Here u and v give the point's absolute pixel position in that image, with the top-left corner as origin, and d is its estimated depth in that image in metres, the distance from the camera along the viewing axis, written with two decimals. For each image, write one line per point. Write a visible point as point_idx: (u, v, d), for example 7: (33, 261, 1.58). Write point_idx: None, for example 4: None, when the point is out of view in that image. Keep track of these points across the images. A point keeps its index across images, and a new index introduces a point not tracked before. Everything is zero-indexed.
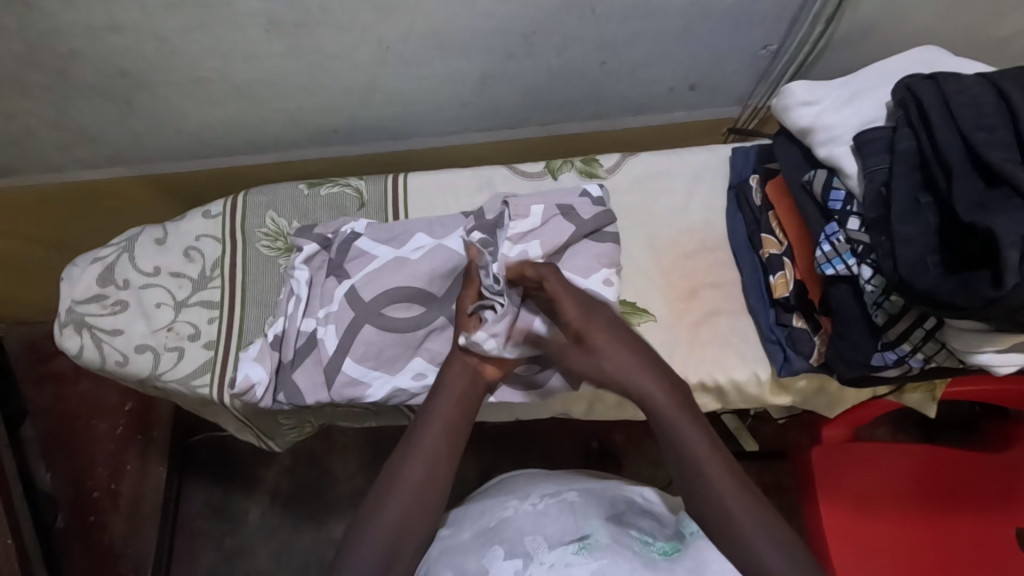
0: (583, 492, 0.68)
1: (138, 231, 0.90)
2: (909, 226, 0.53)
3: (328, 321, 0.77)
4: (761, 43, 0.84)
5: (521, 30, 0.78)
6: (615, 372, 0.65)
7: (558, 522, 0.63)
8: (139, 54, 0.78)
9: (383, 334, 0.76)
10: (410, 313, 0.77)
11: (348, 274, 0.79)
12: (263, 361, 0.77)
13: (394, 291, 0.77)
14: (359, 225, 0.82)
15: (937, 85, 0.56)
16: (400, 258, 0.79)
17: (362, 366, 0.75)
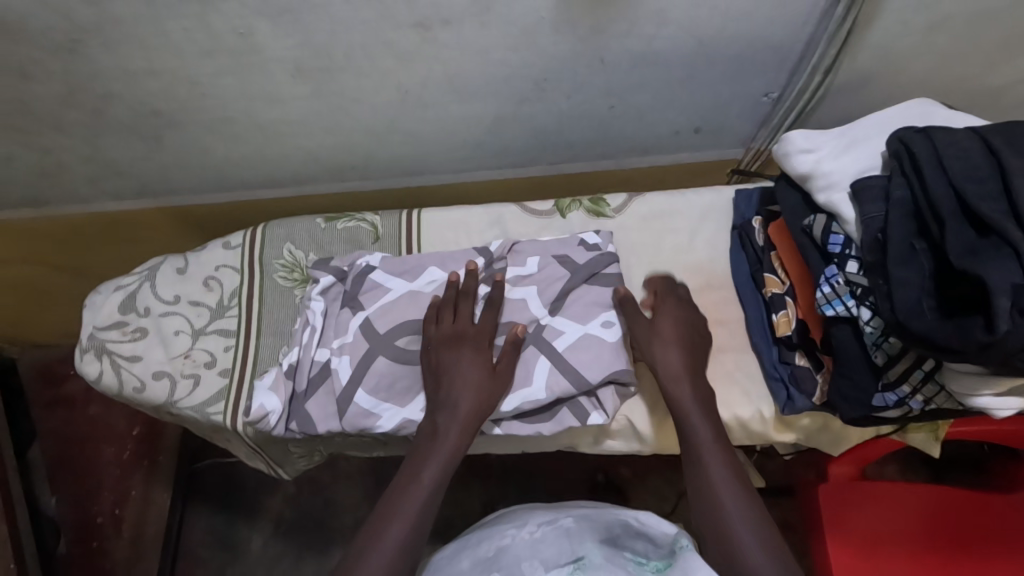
0: (579, 517, 0.69)
1: (159, 260, 0.93)
2: (905, 271, 0.55)
3: (342, 352, 0.79)
4: (762, 90, 0.88)
5: (532, 76, 0.82)
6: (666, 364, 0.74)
7: (555, 547, 0.64)
8: (171, 96, 0.82)
9: (395, 367, 0.78)
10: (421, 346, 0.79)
11: (362, 305, 0.82)
12: (278, 390, 0.80)
13: (407, 324, 0.80)
14: (374, 258, 0.85)
15: (928, 137, 0.58)
16: (413, 292, 0.82)
17: (373, 399, 0.77)
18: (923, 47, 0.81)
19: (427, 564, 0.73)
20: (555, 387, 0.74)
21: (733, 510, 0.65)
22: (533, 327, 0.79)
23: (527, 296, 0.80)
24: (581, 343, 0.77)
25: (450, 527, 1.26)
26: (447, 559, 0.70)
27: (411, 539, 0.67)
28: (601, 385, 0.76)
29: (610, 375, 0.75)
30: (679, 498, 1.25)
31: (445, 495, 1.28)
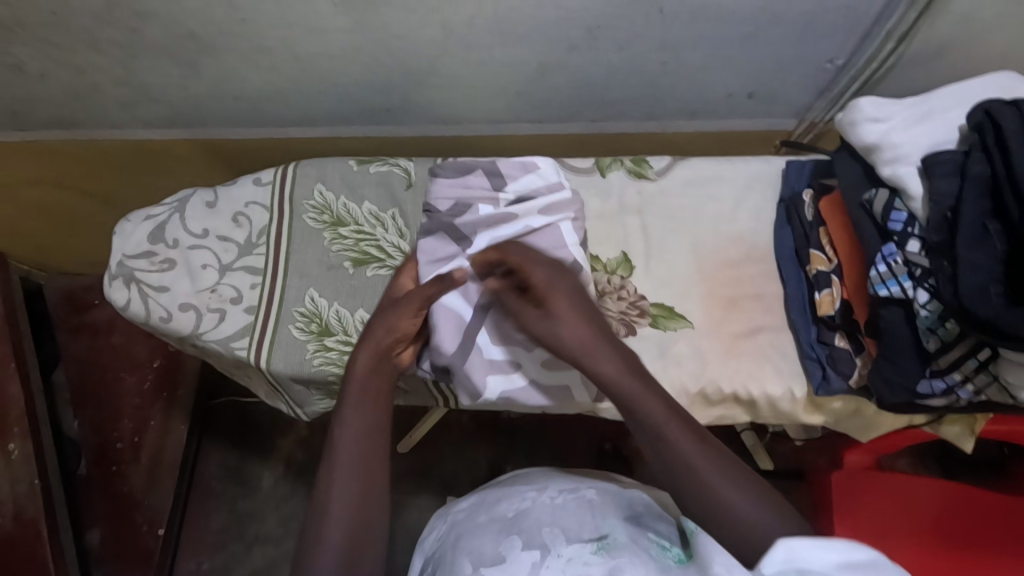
0: (601, 490, 0.68)
1: (190, 193, 0.92)
2: (974, 253, 0.52)
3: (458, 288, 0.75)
4: (827, 56, 0.83)
5: (586, 24, 0.78)
6: (573, 335, 0.67)
7: (576, 518, 0.63)
8: (210, 19, 0.79)
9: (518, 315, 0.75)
10: None
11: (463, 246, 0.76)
12: None
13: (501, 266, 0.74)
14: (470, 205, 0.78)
15: (1017, 111, 0.54)
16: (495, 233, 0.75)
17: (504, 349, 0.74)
18: (1011, 18, 0.75)
19: (441, 517, 0.73)
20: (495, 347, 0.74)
21: (708, 474, 0.59)
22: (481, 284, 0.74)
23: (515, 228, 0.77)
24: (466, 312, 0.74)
25: (456, 481, 1.28)
26: (465, 514, 0.70)
27: (363, 486, 0.63)
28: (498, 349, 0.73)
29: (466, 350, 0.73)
30: None
31: (454, 449, 1.30)
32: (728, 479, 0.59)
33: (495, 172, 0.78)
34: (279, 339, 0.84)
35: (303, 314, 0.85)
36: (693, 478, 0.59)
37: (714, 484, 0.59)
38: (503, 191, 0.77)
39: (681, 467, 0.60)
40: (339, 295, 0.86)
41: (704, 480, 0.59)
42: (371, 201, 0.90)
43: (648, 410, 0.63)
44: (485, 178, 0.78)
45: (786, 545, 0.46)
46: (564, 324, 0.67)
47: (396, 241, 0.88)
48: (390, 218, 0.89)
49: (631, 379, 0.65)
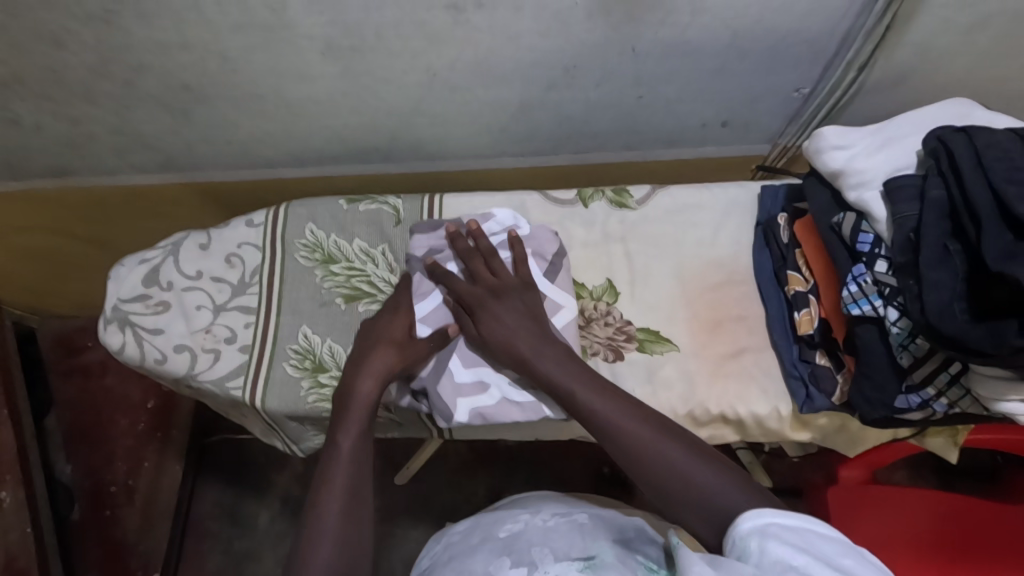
0: (593, 515, 0.69)
1: (183, 235, 0.94)
2: (937, 272, 0.54)
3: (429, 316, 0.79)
4: (794, 86, 0.87)
5: (562, 63, 0.82)
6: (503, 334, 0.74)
7: (566, 539, 0.64)
8: (202, 70, 0.83)
9: None
10: None
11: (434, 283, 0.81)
12: None
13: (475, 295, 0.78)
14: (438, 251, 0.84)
15: (968, 137, 0.57)
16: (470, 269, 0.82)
17: (475, 371, 0.77)
18: (962, 47, 0.79)
19: (436, 541, 0.74)
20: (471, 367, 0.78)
21: (689, 474, 0.62)
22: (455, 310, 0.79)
23: None
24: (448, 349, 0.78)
25: (454, 512, 1.27)
26: (460, 537, 0.71)
27: (349, 513, 0.67)
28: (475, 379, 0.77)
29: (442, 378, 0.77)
30: None
31: (452, 479, 1.30)
32: (716, 478, 0.61)
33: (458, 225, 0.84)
34: (273, 377, 0.85)
35: (296, 352, 0.86)
36: (670, 481, 0.62)
37: (698, 480, 0.61)
38: None
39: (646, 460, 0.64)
40: (331, 331, 0.87)
41: (686, 483, 0.61)
42: (361, 238, 0.92)
43: (614, 421, 0.67)
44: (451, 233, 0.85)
45: (747, 516, 0.53)
46: (507, 329, 0.75)
47: (386, 277, 0.90)
48: (381, 254, 0.91)
49: (581, 387, 0.70)
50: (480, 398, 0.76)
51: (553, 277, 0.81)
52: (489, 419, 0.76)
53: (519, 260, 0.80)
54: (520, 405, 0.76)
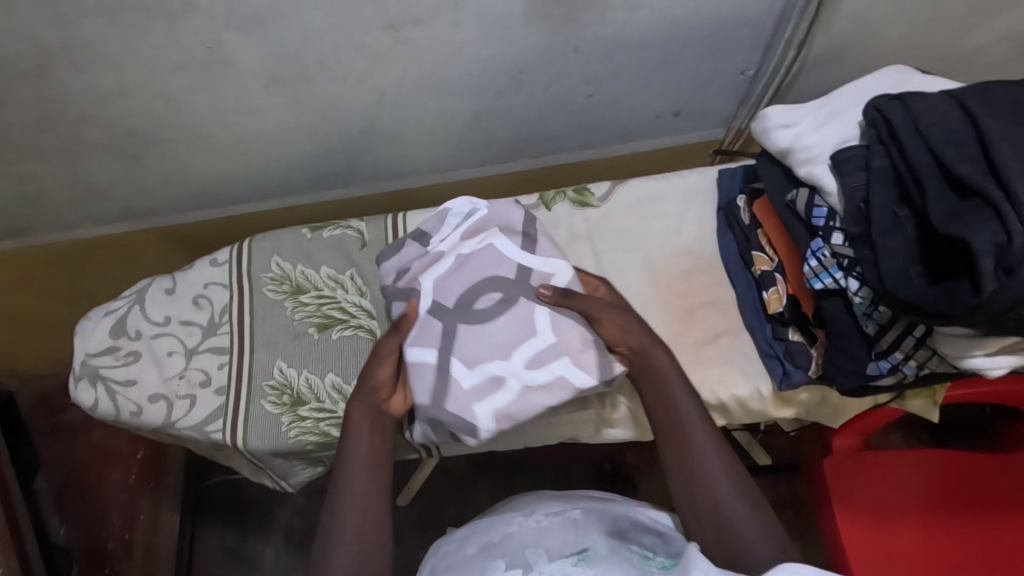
0: (586, 509, 0.68)
1: (147, 282, 0.93)
2: (889, 239, 0.55)
3: (421, 336, 0.73)
4: (739, 69, 0.88)
5: (509, 70, 0.82)
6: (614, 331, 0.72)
7: (560, 536, 0.63)
8: (146, 115, 0.82)
9: (482, 330, 0.73)
10: (495, 303, 0.74)
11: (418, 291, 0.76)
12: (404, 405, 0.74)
13: (469, 290, 0.75)
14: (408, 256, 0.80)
15: (904, 104, 0.58)
16: (456, 262, 0.77)
17: (482, 369, 0.71)
18: (897, 14, 0.81)
19: (433, 551, 0.74)
20: (477, 365, 0.71)
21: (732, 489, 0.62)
22: (443, 314, 0.74)
23: (462, 257, 0.77)
24: (445, 356, 0.72)
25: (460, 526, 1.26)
26: (455, 545, 0.70)
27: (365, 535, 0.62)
28: (487, 379, 0.71)
29: (451, 386, 0.71)
30: None
31: (456, 495, 1.29)
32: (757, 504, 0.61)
33: (420, 233, 0.82)
34: (252, 416, 0.84)
35: (273, 388, 0.85)
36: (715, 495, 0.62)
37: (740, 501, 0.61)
38: (431, 245, 0.80)
39: (692, 452, 0.64)
40: (307, 363, 0.86)
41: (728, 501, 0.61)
42: (328, 265, 0.91)
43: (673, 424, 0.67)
44: (414, 244, 0.81)
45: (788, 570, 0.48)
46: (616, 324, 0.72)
47: (357, 301, 0.89)
48: (349, 279, 0.91)
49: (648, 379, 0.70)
50: (497, 399, 0.70)
51: (532, 247, 0.78)
52: (516, 416, 0.70)
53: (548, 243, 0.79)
54: (547, 387, 0.71)
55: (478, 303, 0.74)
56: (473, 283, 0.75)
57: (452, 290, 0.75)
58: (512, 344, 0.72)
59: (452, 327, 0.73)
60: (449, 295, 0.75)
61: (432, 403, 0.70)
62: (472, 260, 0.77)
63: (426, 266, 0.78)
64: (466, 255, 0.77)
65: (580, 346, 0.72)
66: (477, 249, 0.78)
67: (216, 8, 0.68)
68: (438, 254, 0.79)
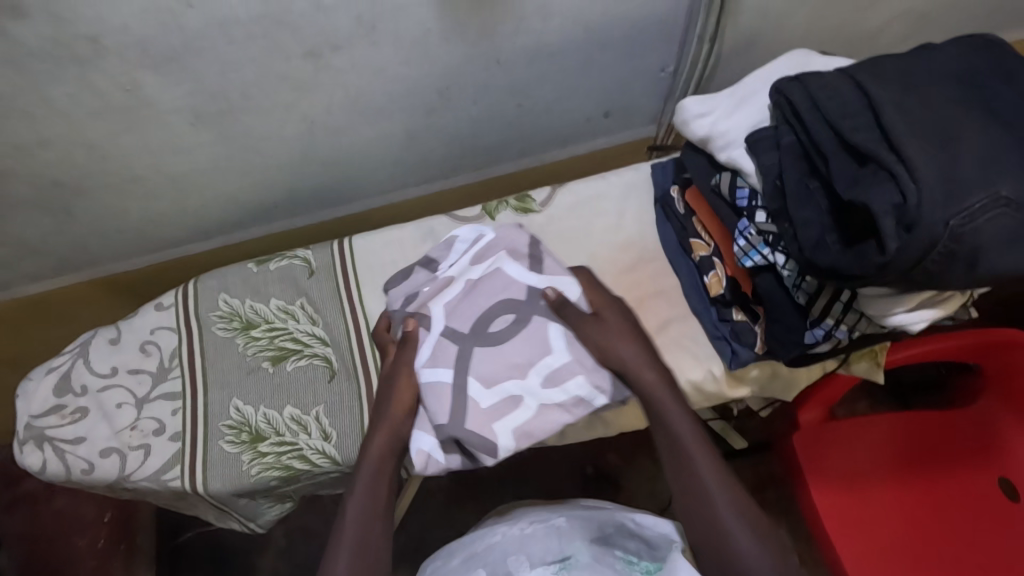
0: (571, 516, 0.69)
1: (90, 334, 0.90)
2: (804, 210, 0.58)
3: (435, 362, 0.72)
4: (658, 66, 0.91)
5: (435, 87, 0.83)
6: (618, 348, 0.71)
7: (542, 543, 0.66)
8: (71, 164, 0.80)
9: (495, 354, 0.72)
10: (507, 326, 0.74)
11: (428, 318, 0.76)
12: (424, 426, 0.72)
13: (481, 314, 0.74)
14: (417, 283, 0.80)
15: (802, 84, 0.61)
16: (467, 284, 0.76)
17: (499, 390, 0.71)
18: (796, 2, 0.85)
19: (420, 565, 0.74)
20: (494, 385, 0.71)
21: (721, 506, 0.62)
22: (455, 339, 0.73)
23: (472, 279, 0.77)
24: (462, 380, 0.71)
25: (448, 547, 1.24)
26: (439, 555, 0.71)
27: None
28: (508, 398, 0.71)
29: (471, 407, 0.70)
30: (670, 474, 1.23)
31: (440, 518, 1.24)
32: (745, 527, 0.61)
33: (428, 261, 0.81)
34: (211, 458, 0.82)
35: (231, 427, 0.83)
36: (707, 516, 0.62)
37: (729, 521, 0.61)
38: (440, 271, 0.79)
39: (686, 467, 0.65)
40: (263, 398, 0.85)
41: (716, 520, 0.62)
42: (277, 297, 0.90)
43: (669, 440, 0.67)
44: (425, 272, 0.81)
45: None
46: (612, 340, 0.71)
47: (309, 329, 0.88)
48: (299, 308, 0.90)
49: (651, 391, 0.69)
50: (518, 416, 0.70)
51: (539, 267, 0.77)
52: (535, 434, 0.70)
53: (536, 253, 0.78)
54: (564, 406, 0.71)
55: (491, 325, 0.74)
56: (484, 309, 0.75)
57: (463, 315, 0.75)
58: (526, 365, 0.72)
59: (467, 350, 0.73)
60: (462, 321, 0.74)
61: (452, 421, 0.69)
62: (481, 286, 0.76)
63: (434, 293, 0.78)
64: (474, 278, 0.77)
65: (590, 364, 0.72)
66: (485, 275, 0.77)
67: (129, 50, 0.68)
68: (446, 280, 0.78)
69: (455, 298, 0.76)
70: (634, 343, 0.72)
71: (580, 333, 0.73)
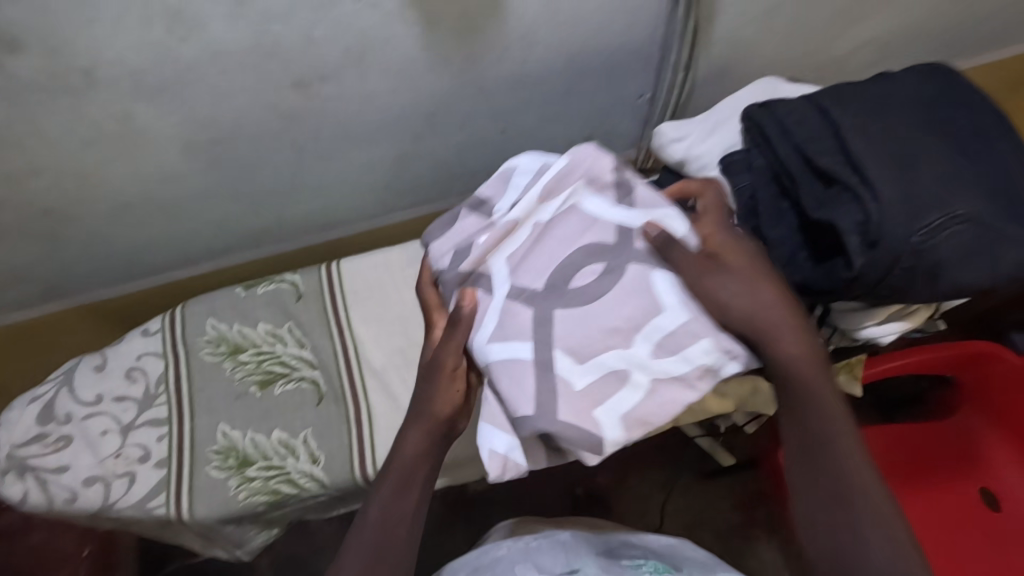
0: (575, 532, 0.70)
1: (76, 361, 0.90)
2: (776, 229, 0.60)
3: (505, 334, 0.52)
4: (638, 92, 0.95)
5: (421, 114, 0.86)
6: (746, 304, 0.52)
7: (549, 556, 0.65)
8: (61, 192, 0.81)
9: (587, 313, 0.52)
10: (597, 277, 0.54)
11: (489, 279, 0.56)
12: (496, 423, 0.51)
13: (561, 263, 0.55)
14: (468, 230, 0.61)
15: (769, 109, 0.64)
16: (536, 227, 0.57)
17: (597, 366, 0.51)
18: (765, 32, 0.90)
19: None
20: (588, 357, 0.51)
21: (864, 518, 0.48)
22: (524, 297, 0.54)
23: (540, 220, 0.57)
24: (542, 355, 0.51)
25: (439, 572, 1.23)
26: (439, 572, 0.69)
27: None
28: (614, 373, 0.51)
29: (565, 391, 0.50)
30: (659, 494, 1.22)
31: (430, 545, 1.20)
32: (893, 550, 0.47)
33: (477, 203, 0.63)
34: (197, 485, 0.81)
35: (217, 452, 0.83)
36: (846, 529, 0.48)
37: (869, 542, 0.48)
38: (495, 214, 0.61)
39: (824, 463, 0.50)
40: (251, 422, 0.85)
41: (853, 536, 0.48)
42: (265, 321, 0.91)
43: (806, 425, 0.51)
44: (473, 216, 0.62)
45: None
46: (732, 296, 0.52)
47: (298, 353, 0.89)
48: (287, 332, 0.90)
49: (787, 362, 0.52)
50: (624, 399, 0.50)
51: (630, 199, 0.57)
52: (651, 420, 0.51)
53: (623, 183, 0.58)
54: (684, 379, 0.51)
55: (577, 277, 0.54)
56: (561, 259, 0.55)
57: (534, 267, 0.55)
58: (632, 325, 0.52)
59: (545, 312, 0.53)
60: (534, 276, 0.55)
61: (540, 411, 0.49)
62: (553, 228, 0.56)
63: (491, 241, 0.58)
64: (545, 217, 0.57)
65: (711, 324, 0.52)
66: (558, 215, 0.57)
67: (122, 81, 0.69)
68: (507, 223, 0.59)
69: (516, 247, 0.57)
70: (765, 292, 0.52)
71: (704, 287, 0.52)
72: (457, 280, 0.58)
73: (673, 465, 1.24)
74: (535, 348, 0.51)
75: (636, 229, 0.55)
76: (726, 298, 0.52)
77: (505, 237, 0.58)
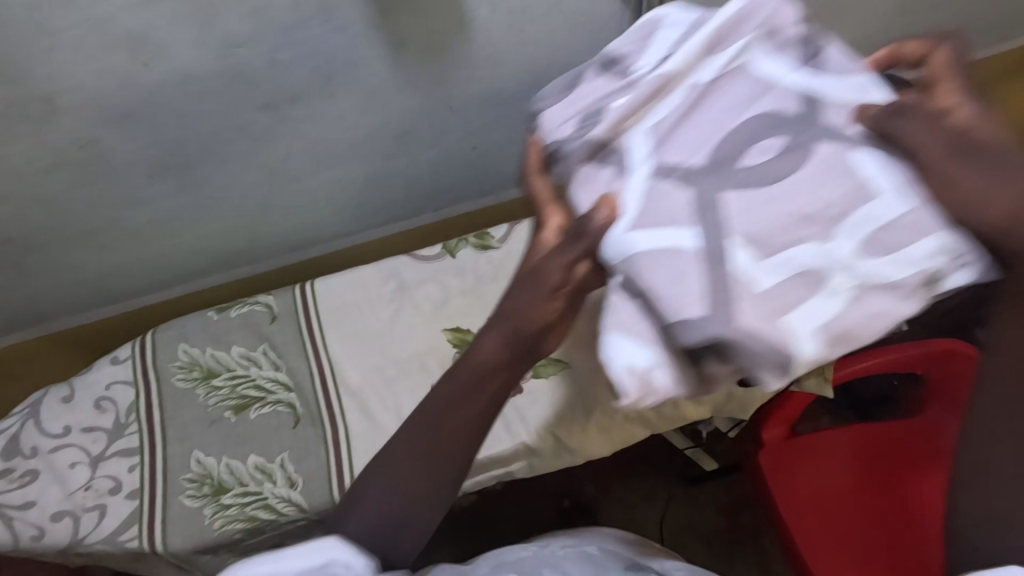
0: (603, 547, 0.63)
1: (42, 393, 0.88)
2: None
3: (658, 217, 0.41)
4: None
5: (391, 133, 0.86)
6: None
7: (577, 561, 0.58)
8: (23, 220, 0.79)
9: (773, 194, 0.40)
10: (779, 151, 0.41)
11: (626, 157, 0.46)
12: (632, 329, 0.40)
13: (726, 133, 0.44)
14: (607, 94, 0.51)
15: None
16: (694, 87, 0.46)
17: (790, 264, 0.39)
18: None
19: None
20: (773, 254, 0.39)
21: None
22: (677, 180, 0.42)
23: (702, 81, 0.46)
24: (712, 247, 0.39)
25: None
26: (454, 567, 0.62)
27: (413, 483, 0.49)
28: (804, 275, 0.39)
29: (736, 301, 0.38)
30: (646, 502, 1.23)
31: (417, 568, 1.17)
32: None
33: (611, 60, 0.54)
34: (171, 515, 0.79)
35: (191, 481, 0.81)
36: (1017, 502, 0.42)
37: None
38: (637, 76, 0.50)
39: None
40: (226, 448, 0.83)
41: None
42: (238, 344, 0.90)
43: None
44: (604, 79, 0.53)
45: None
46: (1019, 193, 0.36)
47: (273, 375, 0.88)
48: (262, 354, 0.89)
49: None
50: (819, 307, 0.39)
51: (817, 62, 0.45)
52: (853, 335, 0.39)
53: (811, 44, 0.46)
54: (898, 286, 0.38)
55: (755, 149, 0.42)
56: (728, 128, 0.43)
57: (691, 140, 0.44)
58: (833, 211, 0.39)
59: (715, 199, 0.40)
60: (691, 150, 0.44)
61: (712, 312, 0.38)
62: (715, 93, 0.46)
63: (633, 109, 0.47)
64: (703, 81, 0.46)
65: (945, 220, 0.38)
66: (721, 76, 0.46)
67: (85, 108, 0.69)
68: (656, 83, 0.47)
69: (665, 121, 0.46)
70: None
71: (949, 174, 0.37)
72: (587, 156, 0.48)
73: (658, 473, 1.25)
74: (702, 236, 0.40)
75: (828, 100, 0.43)
76: (982, 188, 0.36)
77: (648, 110, 0.47)
